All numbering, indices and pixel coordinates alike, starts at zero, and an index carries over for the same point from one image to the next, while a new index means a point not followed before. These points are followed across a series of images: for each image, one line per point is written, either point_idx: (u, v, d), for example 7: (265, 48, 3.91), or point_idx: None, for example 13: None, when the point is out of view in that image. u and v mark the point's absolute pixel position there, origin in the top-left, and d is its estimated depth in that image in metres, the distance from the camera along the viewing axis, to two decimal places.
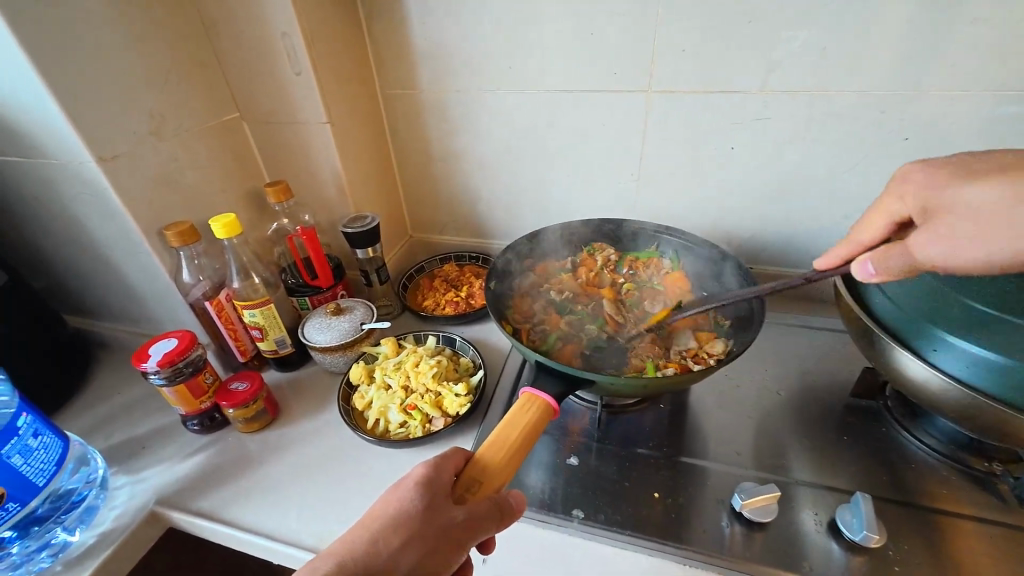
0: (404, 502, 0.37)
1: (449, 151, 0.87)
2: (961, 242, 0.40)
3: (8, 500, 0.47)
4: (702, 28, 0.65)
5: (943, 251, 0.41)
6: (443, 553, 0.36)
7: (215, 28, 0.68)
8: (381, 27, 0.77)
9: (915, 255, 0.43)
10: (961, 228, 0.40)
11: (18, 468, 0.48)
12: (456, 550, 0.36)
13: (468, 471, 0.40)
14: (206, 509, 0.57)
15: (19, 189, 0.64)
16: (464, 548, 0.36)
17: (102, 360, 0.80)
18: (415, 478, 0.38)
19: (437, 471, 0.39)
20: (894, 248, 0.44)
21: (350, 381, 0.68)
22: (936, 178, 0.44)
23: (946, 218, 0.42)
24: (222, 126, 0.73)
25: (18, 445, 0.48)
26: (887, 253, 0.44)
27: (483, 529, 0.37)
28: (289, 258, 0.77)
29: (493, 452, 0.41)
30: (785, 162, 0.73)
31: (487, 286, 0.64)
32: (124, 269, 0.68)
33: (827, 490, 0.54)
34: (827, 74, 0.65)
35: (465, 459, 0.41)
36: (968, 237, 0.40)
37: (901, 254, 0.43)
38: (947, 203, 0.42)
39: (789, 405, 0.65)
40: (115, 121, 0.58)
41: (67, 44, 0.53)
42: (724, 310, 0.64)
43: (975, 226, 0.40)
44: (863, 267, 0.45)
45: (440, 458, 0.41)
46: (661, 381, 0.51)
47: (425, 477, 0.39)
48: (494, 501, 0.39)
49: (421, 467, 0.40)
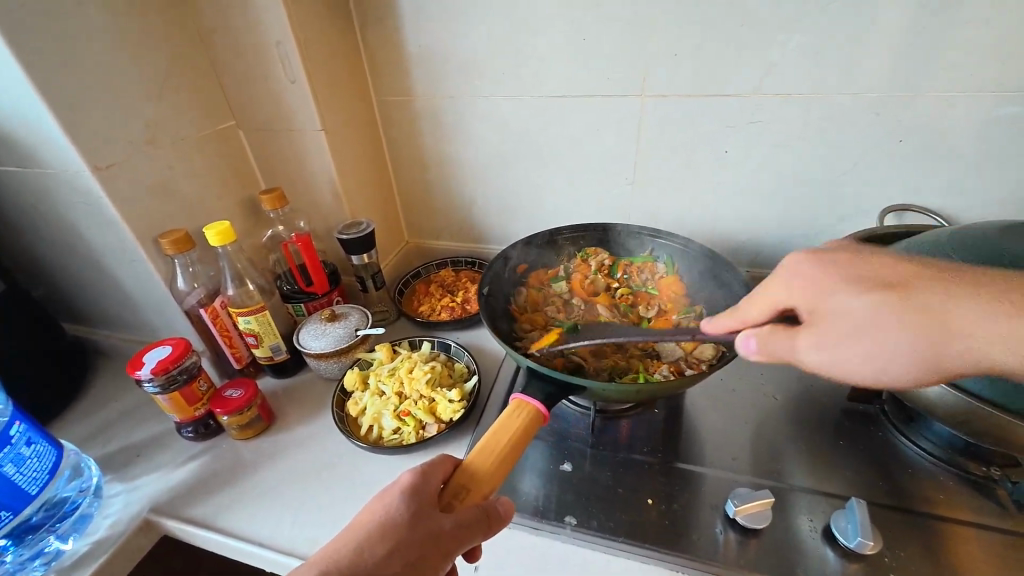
0: (391, 508, 0.37)
1: (444, 157, 0.87)
2: (860, 350, 0.37)
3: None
4: (693, 35, 0.66)
5: (828, 361, 0.39)
6: (429, 558, 0.35)
7: (211, 38, 0.69)
8: (376, 35, 0.77)
9: (798, 354, 0.40)
10: (845, 335, 0.38)
11: (11, 476, 0.48)
12: (444, 556, 0.36)
13: (455, 477, 0.40)
14: (200, 517, 0.57)
15: (16, 198, 0.64)
16: (452, 556, 0.36)
17: (98, 366, 0.80)
18: (403, 484, 0.38)
19: (424, 478, 0.39)
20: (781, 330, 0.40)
21: (345, 388, 0.68)
22: (839, 266, 0.40)
23: (841, 324, 0.38)
24: (218, 134, 0.73)
25: (10, 454, 0.48)
26: (771, 335, 0.40)
27: (471, 537, 0.37)
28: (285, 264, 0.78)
29: (482, 460, 0.41)
30: (780, 164, 0.73)
31: (479, 292, 0.64)
32: (119, 276, 0.69)
33: (823, 496, 0.53)
34: (819, 79, 0.65)
35: (453, 466, 0.41)
36: (871, 344, 0.37)
37: (787, 342, 0.40)
38: (836, 309, 0.38)
39: (785, 411, 0.64)
40: (110, 131, 0.59)
41: (61, 56, 0.53)
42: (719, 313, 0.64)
43: (871, 340, 0.37)
44: (747, 341, 0.41)
45: (429, 465, 0.41)
46: (652, 387, 0.50)
47: (413, 484, 0.39)
48: (482, 507, 0.39)
49: (409, 474, 0.39)
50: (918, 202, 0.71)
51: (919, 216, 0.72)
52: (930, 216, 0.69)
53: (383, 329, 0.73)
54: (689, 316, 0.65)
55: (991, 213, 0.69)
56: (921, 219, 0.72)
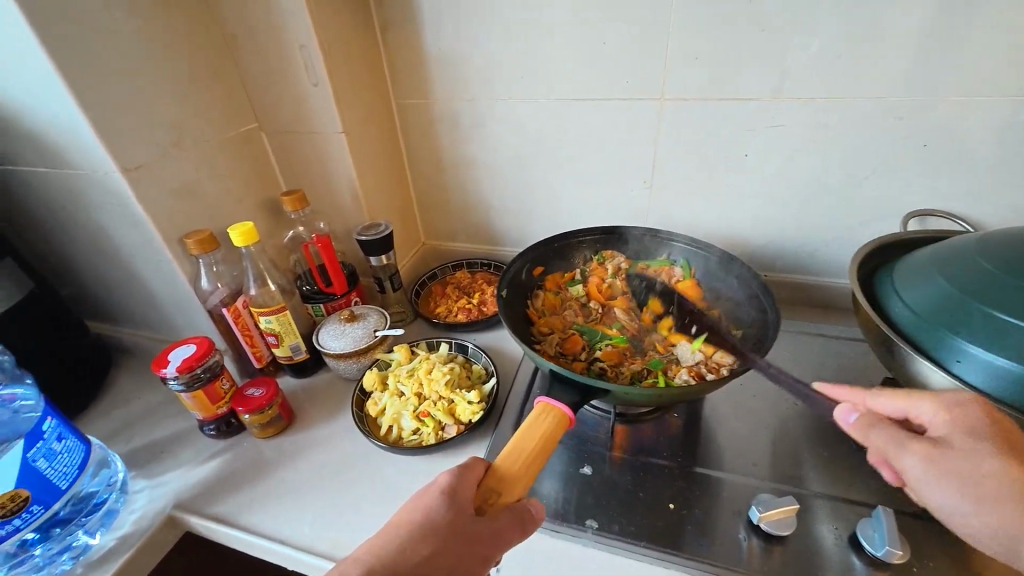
0: (431, 510, 0.37)
1: (460, 159, 0.87)
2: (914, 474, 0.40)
3: (33, 502, 0.47)
4: (711, 39, 0.66)
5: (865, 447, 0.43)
6: (467, 561, 0.35)
7: (236, 42, 0.70)
8: (394, 39, 0.78)
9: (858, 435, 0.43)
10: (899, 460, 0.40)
11: (43, 471, 0.48)
12: (480, 558, 0.36)
13: (488, 480, 0.40)
14: (222, 514, 0.57)
15: (46, 199, 0.66)
16: (491, 559, 0.36)
17: (121, 364, 0.81)
18: (441, 487, 0.38)
19: (461, 479, 0.39)
20: (884, 425, 0.41)
21: (364, 389, 0.68)
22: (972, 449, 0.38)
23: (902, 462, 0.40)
24: (240, 137, 0.74)
25: (43, 448, 0.49)
26: (869, 428, 0.42)
27: (506, 540, 0.38)
28: (304, 265, 0.79)
29: (517, 465, 0.41)
30: (799, 169, 0.72)
31: (500, 294, 0.63)
32: (145, 276, 0.70)
33: (846, 503, 0.53)
34: (839, 83, 0.64)
35: (485, 469, 0.41)
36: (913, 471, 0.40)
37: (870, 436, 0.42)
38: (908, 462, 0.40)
39: (805, 417, 0.64)
40: (139, 133, 0.60)
41: (93, 59, 0.54)
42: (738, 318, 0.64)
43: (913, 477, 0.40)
44: (846, 414, 0.44)
45: (462, 467, 0.40)
46: (675, 392, 0.50)
47: (449, 485, 0.39)
48: (514, 510, 0.39)
49: (445, 475, 0.40)
50: (941, 207, 0.70)
51: (942, 221, 0.71)
52: (954, 221, 0.68)
53: (400, 330, 0.74)
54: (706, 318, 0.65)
55: (1017, 219, 0.68)
56: (944, 224, 0.71)
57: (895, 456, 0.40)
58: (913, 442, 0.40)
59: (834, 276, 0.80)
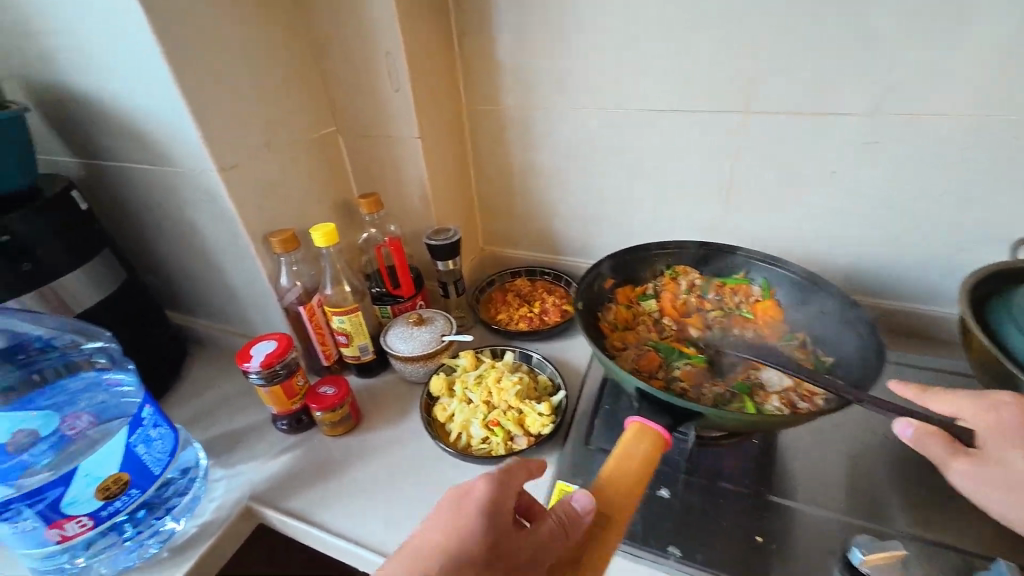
0: (460, 521, 0.37)
1: (527, 167, 0.87)
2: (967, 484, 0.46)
3: (131, 486, 0.49)
4: (805, 52, 0.63)
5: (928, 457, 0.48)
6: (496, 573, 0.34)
7: (324, 48, 0.72)
8: (472, 46, 0.79)
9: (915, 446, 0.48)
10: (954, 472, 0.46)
11: (141, 456, 0.50)
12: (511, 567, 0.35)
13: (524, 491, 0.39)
14: (297, 509, 0.58)
15: (144, 194, 0.69)
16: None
17: (196, 354, 0.84)
18: (472, 498, 0.38)
19: (497, 490, 0.39)
20: (940, 444, 0.47)
21: (431, 393, 0.68)
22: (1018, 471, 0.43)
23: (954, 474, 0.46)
24: (320, 140, 0.76)
25: (141, 435, 0.50)
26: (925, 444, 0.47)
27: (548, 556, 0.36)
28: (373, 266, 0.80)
29: (614, 484, 0.40)
30: (893, 188, 0.68)
31: (577, 306, 0.62)
32: (227, 271, 0.72)
33: (951, 551, 0.49)
34: (947, 100, 0.61)
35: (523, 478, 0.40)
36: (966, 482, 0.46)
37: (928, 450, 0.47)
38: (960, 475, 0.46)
39: (897, 453, 0.60)
40: (235, 134, 0.62)
41: (202, 63, 0.57)
42: (826, 345, 0.61)
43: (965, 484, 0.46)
44: (904, 429, 0.49)
45: (500, 475, 0.40)
46: (772, 421, 0.47)
47: (483, 496, 0.38)
48: (560, 517, 0.37)
49: (479, 484, 0.39)
50: None
51: None
52: None
53: (467, 338, 0.74)
54: (788, 343, 0.62)
55: None
56: None
57: (944, 469, 0.47)
58: (959, 461, 0.46)
59: (923, 302, 0.75)
